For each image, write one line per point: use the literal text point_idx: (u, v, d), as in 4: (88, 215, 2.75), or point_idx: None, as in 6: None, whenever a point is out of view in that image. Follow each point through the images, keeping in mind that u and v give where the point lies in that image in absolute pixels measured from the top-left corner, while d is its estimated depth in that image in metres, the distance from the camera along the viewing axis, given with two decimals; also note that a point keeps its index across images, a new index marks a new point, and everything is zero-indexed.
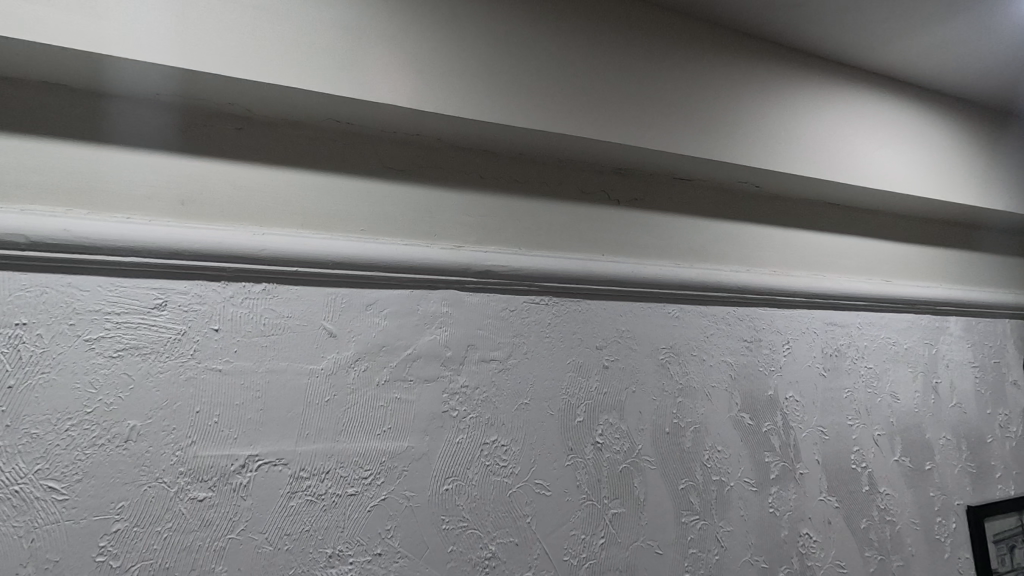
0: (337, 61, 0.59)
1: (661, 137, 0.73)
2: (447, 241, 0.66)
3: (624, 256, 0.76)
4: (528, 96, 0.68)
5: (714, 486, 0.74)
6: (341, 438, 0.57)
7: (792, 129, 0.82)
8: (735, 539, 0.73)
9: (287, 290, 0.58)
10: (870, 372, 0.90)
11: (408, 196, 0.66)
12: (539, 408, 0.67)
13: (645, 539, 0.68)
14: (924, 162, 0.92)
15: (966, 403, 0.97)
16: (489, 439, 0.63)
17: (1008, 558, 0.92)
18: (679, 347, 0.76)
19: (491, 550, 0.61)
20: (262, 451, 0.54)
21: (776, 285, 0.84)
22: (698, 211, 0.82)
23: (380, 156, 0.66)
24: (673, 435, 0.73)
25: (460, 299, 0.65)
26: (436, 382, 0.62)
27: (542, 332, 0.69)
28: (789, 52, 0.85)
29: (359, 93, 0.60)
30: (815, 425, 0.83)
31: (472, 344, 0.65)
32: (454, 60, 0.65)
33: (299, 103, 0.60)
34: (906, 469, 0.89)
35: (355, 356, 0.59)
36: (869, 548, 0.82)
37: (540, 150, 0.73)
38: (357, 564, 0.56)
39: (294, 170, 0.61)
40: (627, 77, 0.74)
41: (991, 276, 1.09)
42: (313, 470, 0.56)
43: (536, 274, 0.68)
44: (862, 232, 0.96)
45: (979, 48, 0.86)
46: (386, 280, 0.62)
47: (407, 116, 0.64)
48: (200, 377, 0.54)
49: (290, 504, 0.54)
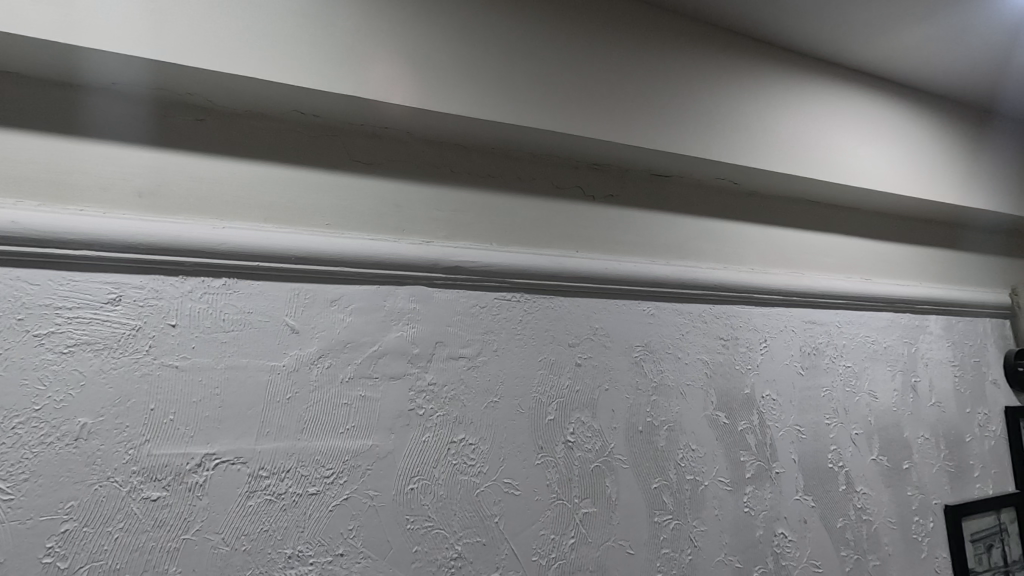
0: (301, 51, 0.58)
1: (635, 132, 0.72)
2: (416, 236, 0.65)
3: (598, 252, 0.75)
4: (500, 90, 0.66)
5: (688, 485, 0.73)
6: (303, 435, 0.56)
7: (770, 125, 0.81)
8: (709, 539, 0.73)
9: (248, 285, 0.57)
10: (849, 371, 0.89)
11: (376, 190, 0.64)
12: (509, 406, 0.66)
13: (617, 539, 0.68)
14: (904, 159, 0.92)
15: (945, 402, 0.97)
16: (457, 437, 0.62)
17: (985, 557, 0.92)
18: (654, 344, 0.75)
19: (458, 551, 0.60)
20: (219, 450, 0.53)
21: (755, 283, 0.83)
22: (675, 207, 0.82)
23: (348, 149, 0.64)
24: (646, 434, 0.72)
25: (429, 296, 0.64)
26: (403, 380, 0.61)
27: (513, 329, 0.68)
28: (768, 47, 0.84)
29: (324, 84, 0.58)
30: (792, 424, 0.83)
31: (441, 341, 0.64)
32: (425, 52, 0.64)
33: (263, 95, 0.59)
34: (884, 468, 0.89)
35: (318, 352, 0.58)
36: (845, 547, 0.82)
37: (514, 145, 0.72)
38: (317, 565, 0.54)
39: (258, 162, 0.60)
40: (603, 72, 0.72)
41: (972, 275, 1.09)
42: (273, 469, 0.54)
43: (507, 271, 0.67)
44: (842, 230, 0.96)
45: (960, 46, 0.85)
46: (351, 276, 0.61)
47: (375, 109, 0.62)
48: (156, 373, 0.52)
49: (248, 504, 0.53)
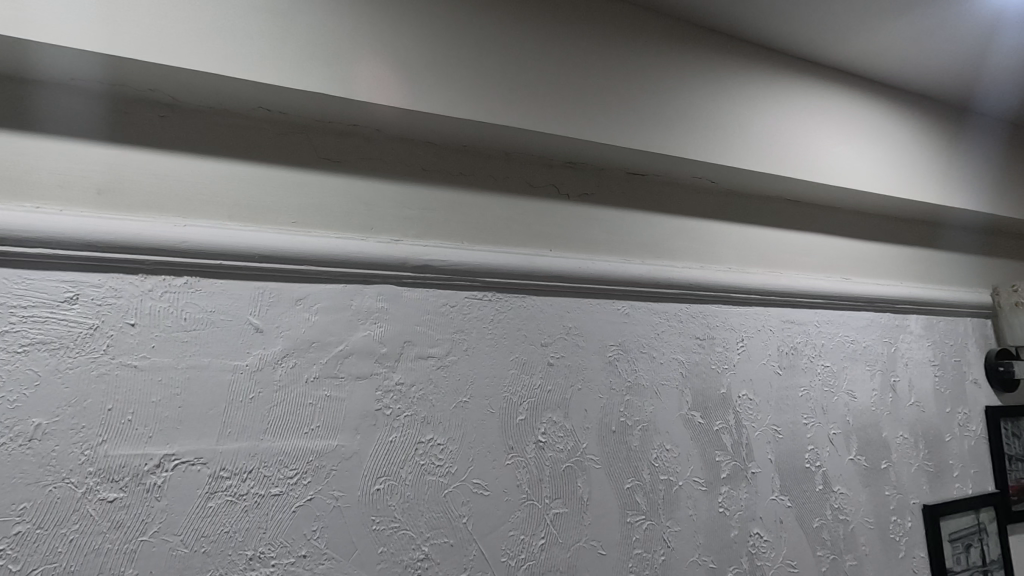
0: (264, 48, 0.57)
1: (609, 130, 0.72)
2: (384, 234, 0.65)
3: (572, 250, 0.74)
4: (469, 87, 0.66)
5: (662, 485, 0.73)
6: (266, 436, 0.56)
7: (746, 123, 0.81)
8: (682, 540, 0.73)
9: (211, 284, 0.56)
10: (827, 370, 0.89)
11: (344, 188, 0.64)
12: (479, 406, 0.65)
13: (588, 540, 0.67)
14: (883, 158, 0.91)
15: (925, 401, 0.97)
16: (425, 438, 0.62)
17: (963, 557, 0.92)
18: (628, 344, 0.75)
19: (425, 552, 0.60)
20: (179, 450, 0.52)
21: (732, 282, 0.82)
22: (651, 206, 0.81)
23: (316, 147, 0.64)
24: (619, 434, 0.72)
25: (398, 294, 0.64)
26: (370, 379, 0.61)
27: (484, 329, 0.67)
28: (745, 46, 0.84)
29: (288, 81, 0.57)
30: (769, 424, 0.82)
31: (409, 341, 0.63)
32: (393, 49, 0.63)
33: (227, 91, 0.58)
34: (862, 468, 0.88)
35: (282, 352, 0.58)
36: (822, 547, 0.82)
37: (486, 142, 0.71)
38: (280, 566, 0.54)
39: (223, 159, 0.59)
40: (575, 69, 0.72)
41: (954, 274, 1.09)
42: (234, 469, 0.54)
43: (477, 270, 0.67)
44: (822, 229, 0.96)
45: (937, 44, 0.85)
46: (317, 275, 0.60)
47: (341, 106, 0.62)
48: (114, 373, 0.52)
49: (208, 505, 0.52)
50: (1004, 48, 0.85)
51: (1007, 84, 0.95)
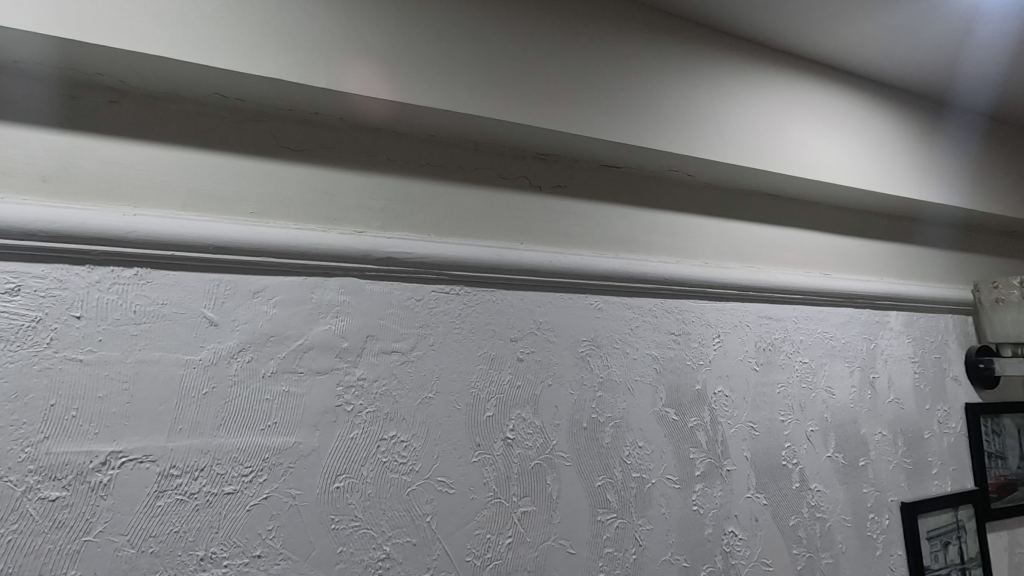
0: (219, 31, 0.55)
1: (580, 121, 0.70)
2: (348, 226, 0.63)
3: (544, 244, 0.73)
4: (435, 74, 0.64)
5: (634, 483, 0.72)
6: (219, 433, 0.54)
7: (723, 115, 0.80)
8: (655, 538, 0.71)
9: (162, 275, 0.54)
10: (805, 366, 0.88)
11: (306, 177, 0.62)
12: (445, 403, 0.63)
13: (558, 539, 0.66)
14: (861, 152, 0.91)
15: (904, 398, 0.96)
16: (388, 434, 0.60)
17: (941, 554, 0.92)
18: (601, 339, 0.73)
19: (386, 551, 0.58)
20: (127, 447, 0.51)
21: (708, 277, 0.81)
22: (626, 199, 0.80)
23: (277, 135, 0.62)
24: (591, 430, 0.70)
25: (361, 288, 0.62)
26: (330, 374, 0.59)
27: (451, 323, 0.65)
28: (721, 37, 0.82)
29: (242, 65, 0.55)
30: (745, 421, 0.81)
31: (372, 335, 0.61)
32: (356, 34, 0.61)
33: (179, 76, 0.56)
34: (840, 465, 0.87)
35: (238, 346, 0.56)
36: (798, 545, 0.81)
37: (455, 132, 0.70)
38: (232, 567, 0.52)
39: (177, 147, 0.57)
40: (547, 57, 0.70)
41: (935, 270, 1.08)
42: (185, 467, 0.52)
43: (444, 263, 0.65)
44: (801, 224, 0.95)
45: (915, 36, 0.84)
46: (276, 266, 0.58)
47: (300, 93, 0.60)
48: (57, 367, 0.50)
49: (157, 504, 0.51)
50: (982, 42, 0.84)
51: (987, 78, 0.95)
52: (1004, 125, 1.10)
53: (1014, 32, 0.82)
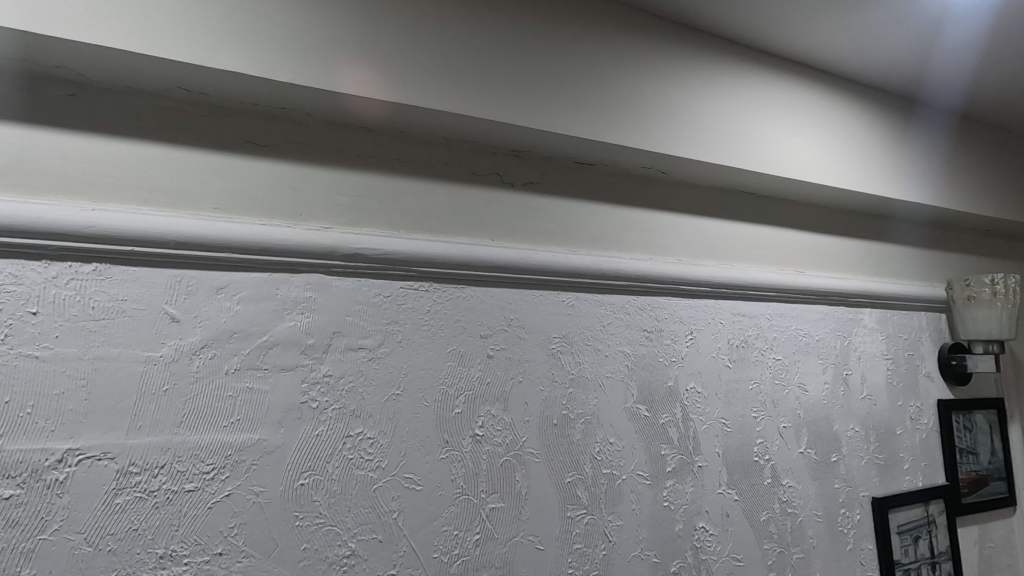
0: (181, 23, 0.54)
1: (551, 117, 0.70)
2: (314, 222, 0.63)
3: (516, 240, 0.73)
4: (405, 69, 0.64)
5: (604, 479, 0.72)
6: (180, 430, 0.53)
7: (695, 112, 0.80)
8: (625, 534, 0.72)
9: (121, 271, 0.54)
10: (779, 364, 0.89)
11: (272, 173, 0.62)
12: (413, 400, 0.63)
13: (526, 535, 0.66)
14: (834, 151, 0.91)
15: (877, 395, 0.97)
16: (354, 431, 0.60)
17: (911, 548, 0.93)
18: (573, 336, 0.73)
19: (351, 548, 0.58)
20: (84, 445, 0.50)
21: (681, 274, 0.81)
22: (599, 196, 0.80)
23: (242, 130, 0.61)
24: (561, 427, 0.71)
25: (327, 284, 0.62)
26: (295, 371, 0.59)
27: (420, 320, 0.65)
28: (694, 35, 0.83)
29: (201, 58, 0.55)
30: (717, 417, 0.82)
31: (338, 331, 0.61)
32: (322, 28, 0.61)
33: (138, 69, 0.55)
34: (812, 461, 0.88)
35: (200, 342, 0.56)
36: (769, 541, 0.81)
37: (425, 128, 0.69)
38: (193, 564, 0.52)
39: (140, 142, 0.57)
40: (519, 53, 0.70)
41: (909, 268, 1.09)
42: (144, 464, 0.52)
43: (412, 259, 0.65)
44: (776, 221, 0.95)
45: (886, 36, 0.84)
46: (239, 262, 0.58)
47: (264, 87, 0.59)
48: (12, 364, 0.49)
49: (116, 502, 0.50)
50: (952, 42, 0.85)
51: (958, 77, 0.96)
52: (977, 125, 1.11)
53: (982, 32, 0.83)
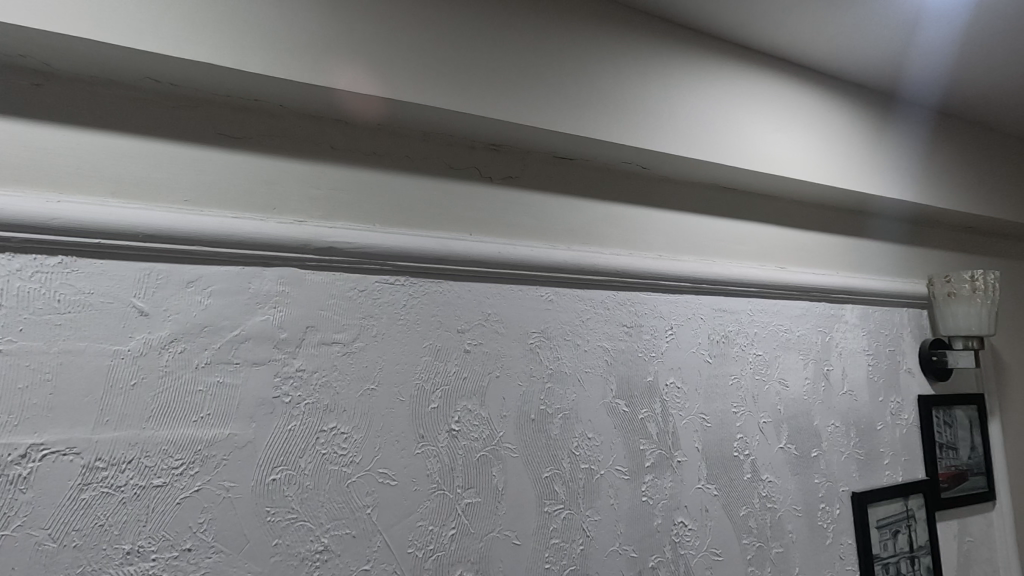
0: (149, 13, 0.54)
1: (529, 111, 0.70)
2: (288, 215, 0.62)
3: (494, 235, 0.72)
4: (380, 61, 0.63)
5: (582, 474, 0.72)
6: (149, 425, 0.53)
7: (675, 107, 0.80)
8: (603, 529, 0.72)
9: (88, 263, 0.53)
10: (759, 359, 0.89)
11: (244, 165, 0.61)
12: (388, 394, 0.63)
13: (502, 530, 0.66)
14: (814, 147, 0.92)
15: (858, 390, 0.98)
16: (328, 426, 0.60)
17: (890, 543, 0.94)
18: (551, 331, 0.73)
19: (324, 543, 0.58)
20: (49, 440, 0.49)
21: (661, 269, 0.81)
22: (579, 190, 0.80)
23: (214, 122, 0.61)
24: (539, 422, 0.70)
25: (300, 278, 0.61)
26: (267, 365, 0.58)
27: (396, 315, 0.65)
28: (674, 29, 0.83)
29: (169, 48, 0.54)
30: (697, 412, 0.82)
31: (312, 326, 0.61)
32: (295, 19, 0.60)
33: (105, 59, 0.54)
34: (792, 456, 0.88)
35: (170, 336, 0.55)
36: (748, 536, 0.82)
37: (402, 121, 0.69)
38: (161, 560, 0.51)
39: (108, 133, 0.56)
40: (496, 46, 0.70)
41: (890, 265, 1.10)
42: (111, 460, 0.51)
43: (387, 253, 0.64)
44: (757, 217, 0.95)
45: (866, 31, 0.85)
46: (210, 255, 0.57)
47: (235, 79, 0.58)
48: None
49: (81, 497, 0.50)
50: (931, 38, 0.86)
51: (937, 74, 0.96)
52: (957, 121, 1.12)
53: (960, 29, 0.83)
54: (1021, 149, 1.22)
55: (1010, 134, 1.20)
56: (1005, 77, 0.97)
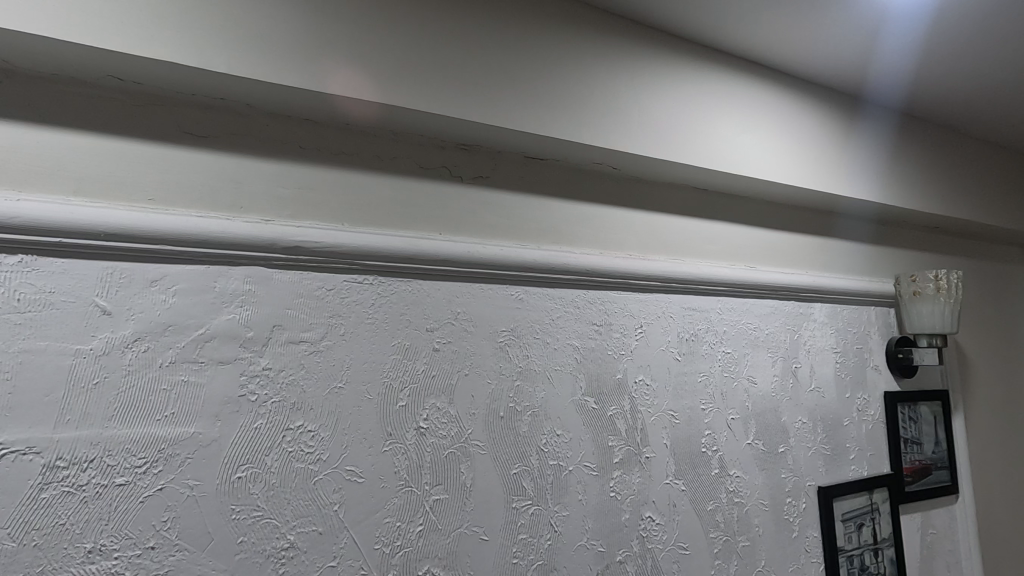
0: (110, 10, 0.53)
1: (498, 112, 0.70)
2: (255, 214, 0.62)
3: (463, 234, 0.73)
4: (348, 60, 0.63)
5: (550, 470, 0.73)
6: (111, 424, 0.53)
7: (644, 108, 0.81)
8: (570, 525, 0.73)
9: (50, 263, 0.53)
10: (728, 357, 0.90)
11: (210, 164, 0.61)
12: (356, 393, 0.63)
13: (470, 526, 0.67)
14: (782, 148, 0.93)
15: (825, 387, 1.00)
16: (295, 424, 0.60)
17: (855, 535, 0.96)
18: (521, 330, 0.74)
19: (290, 540, 0.58)
20: (8, 440, 0.49)
21: (631, 268, 0.82)
22: (550, 191, 0.81)
23: (179, 121, 0.61)
24: (508, 419, 0.71)
25: (267, 277, 0.61)
26: (233, 364, 0.58)
27: (364, 314, 0.65)
28: (644, 32, 0.84)
29: (131, 47, 0.54)
30: (666, 409, 0.83)
31: (279, 325, 0.61)
32: (260, 17, 0.60)
33: (65, 56, 0.54)
34: (759, 452, 0.90)
35: (133, 336, 0.55)
36: (715, 530, 0.83)
37: (370, 121, 0.69)
38: (123, 559, 0.52)
39: (70, 131, 0.56)
40: (465, 47, 0.70)
41: (858, 264, 1.13)
42: (72, 459, 0.51)
43: (355, 253, 0.65)
44: (727, 218, 0.97)
45: (831, 34, 0.86)
46: (174, 255, 0.57)
47: (199, 78, 0.58)
48: None
49: (42, 496, 0.50)
50: (893, 42, 0.88)
51: (901, 76, 0.99)
52: (922, 123, 1.15)
53: (920, 33, 0.85)
54: (985, 151, 1.25)
55: (975, 136, 1.23)
56: (966, 80, 1.00)
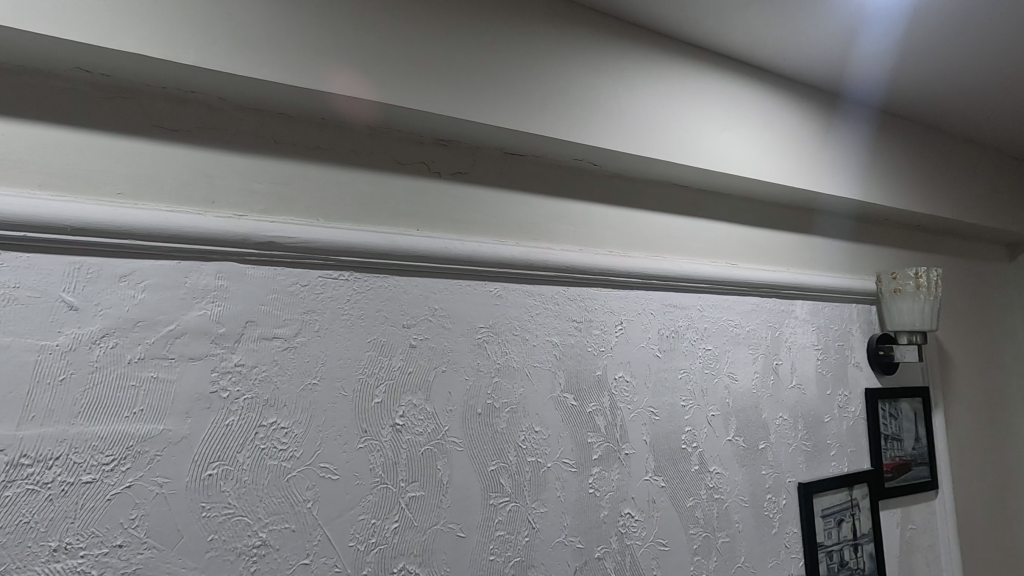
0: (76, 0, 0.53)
1: (475, 106, 0.70)
2: (228, 209, 0.61)
3: (441, 230, 0.73)
4: (322, 54, 0.63)
5: (529, 467, 0.73)
6: (78, 421, 0.52)
7: (624, 104, 0.81)
8: (548, 522, 0.73)
9: (14, 257, 0.52)
10: (709, 354, 0.91)
11: (182, 158, 0.60)
12: (331, 390, 0.63)
13: (446, 523, 0.66)
14: (762, 145, 0.94)
15: (806, 384, 1.00)
16: (267, 421, 0.60)
17: (834, 531, 0.97)
18: (499, 326, 0.74)
19: (262, 538, 0.58)
20: None
21: (611, 264, 0.82)
22: (529, 187, 0.80)
23: (150, 115, 0.60)
24: (485, 416, 0.71)
25: (239, 273, 0.61)
26: (204, 360, 0.58)
27: (339, 310, 0.65)
28: (624, 28, 0.84)
29: (98, 38, 0.53)
30: (646, 406, 0.83)
31: (251, 321, 0.60)
32: (233, 9, 0.59)
33: (31, 47, 0.53)
34: (739, 448, 0.90)
35: (101, 332, 0.54)
36: (694, 526, 0.84)
37: (346, 115, 0.68)
38: (90, 557, 0.51)
39: (37, 124, 0.55)
40: (443, 41, 0.70)
41: (839, 262, 1.13)
42: (37, 456, 0.50)
43: (330, 249, 0.64)
44: (709, 215, 0.97)
45: (811, 32, 0.87)
46: (144, 249, 0.56)
47: (169, 70, 0.57)
48: None
49: (5, 494, 0.49)
50: (872, 39, 0.88)
51: (881, 75, 0.99)
52: (902, 122, 1.16)
53: (899, 31, 0.86)
54: (964, 149, 1.26)
55: (955, 135, 1.25)
56: (946, 78, 1.01)
